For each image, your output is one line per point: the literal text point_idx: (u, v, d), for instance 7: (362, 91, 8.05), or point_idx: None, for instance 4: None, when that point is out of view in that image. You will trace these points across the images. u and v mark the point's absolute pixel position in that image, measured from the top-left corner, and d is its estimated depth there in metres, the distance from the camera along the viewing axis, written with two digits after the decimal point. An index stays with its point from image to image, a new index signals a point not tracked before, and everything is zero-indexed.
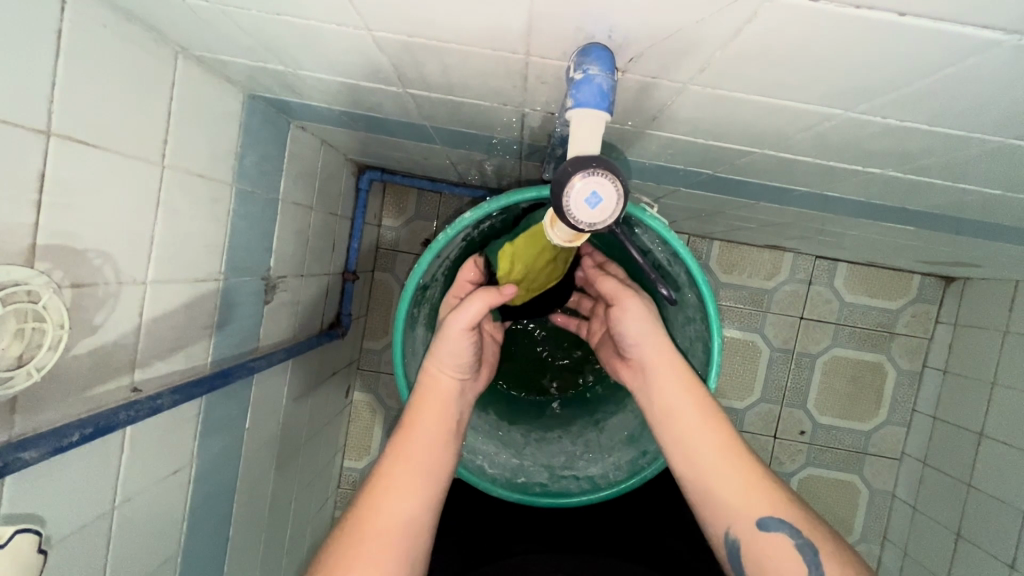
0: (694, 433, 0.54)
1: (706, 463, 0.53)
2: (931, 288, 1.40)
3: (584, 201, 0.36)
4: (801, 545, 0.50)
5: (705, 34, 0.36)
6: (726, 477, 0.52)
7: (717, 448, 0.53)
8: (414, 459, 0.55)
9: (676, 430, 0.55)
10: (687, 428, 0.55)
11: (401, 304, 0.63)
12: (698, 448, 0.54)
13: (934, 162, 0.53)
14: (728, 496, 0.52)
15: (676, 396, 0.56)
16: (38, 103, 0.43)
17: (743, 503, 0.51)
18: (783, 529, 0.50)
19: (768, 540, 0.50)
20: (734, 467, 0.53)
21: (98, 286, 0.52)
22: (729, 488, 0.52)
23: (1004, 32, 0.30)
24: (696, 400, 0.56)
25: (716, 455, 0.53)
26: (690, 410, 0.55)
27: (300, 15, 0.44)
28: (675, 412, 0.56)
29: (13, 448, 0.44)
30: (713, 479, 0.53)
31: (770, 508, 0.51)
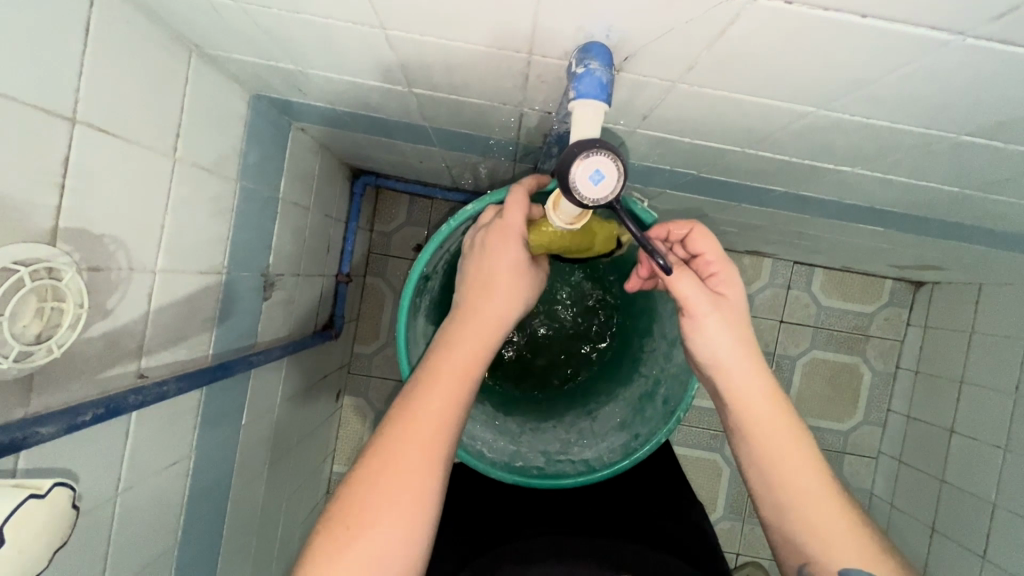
0: (787, 469, 0.53)
1: (800, 501, 0.52)
2: (902, 292, 1.46)
3: (587, 179, 0.40)
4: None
5: (692, 34, 0.40)
6: (817, 519, 0.51)
7: (812, 488, 0.52)
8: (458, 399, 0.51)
9: (769, 464, 0.53)
10: (781, 463, 0.53)
11: (406, 292, 0.66)
12: (792, 485, 0.52)
13: (898, 160, 0.58)
14: (818, 538, 0.51)
15: (773, 427, 0.53)
16: (66, 92, 0.45)
17: (834, 547, 0.50)
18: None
19: None
20: (822, 507, 0.51)
21: (111, 271, 0.53)
22: (821, 532, 0.51)
23: (948, 33, 0.35)
24: (794, 435, 0.54)
25: (811, 495, 0.52)
26: (788, 447, 0.53)
27: (319, 13, 0.47)
28: (770, 447, 0.53)
29: (31, 423, 0.45)
30: (802, 518, 0.52)
31: (860, 556, 0.50)
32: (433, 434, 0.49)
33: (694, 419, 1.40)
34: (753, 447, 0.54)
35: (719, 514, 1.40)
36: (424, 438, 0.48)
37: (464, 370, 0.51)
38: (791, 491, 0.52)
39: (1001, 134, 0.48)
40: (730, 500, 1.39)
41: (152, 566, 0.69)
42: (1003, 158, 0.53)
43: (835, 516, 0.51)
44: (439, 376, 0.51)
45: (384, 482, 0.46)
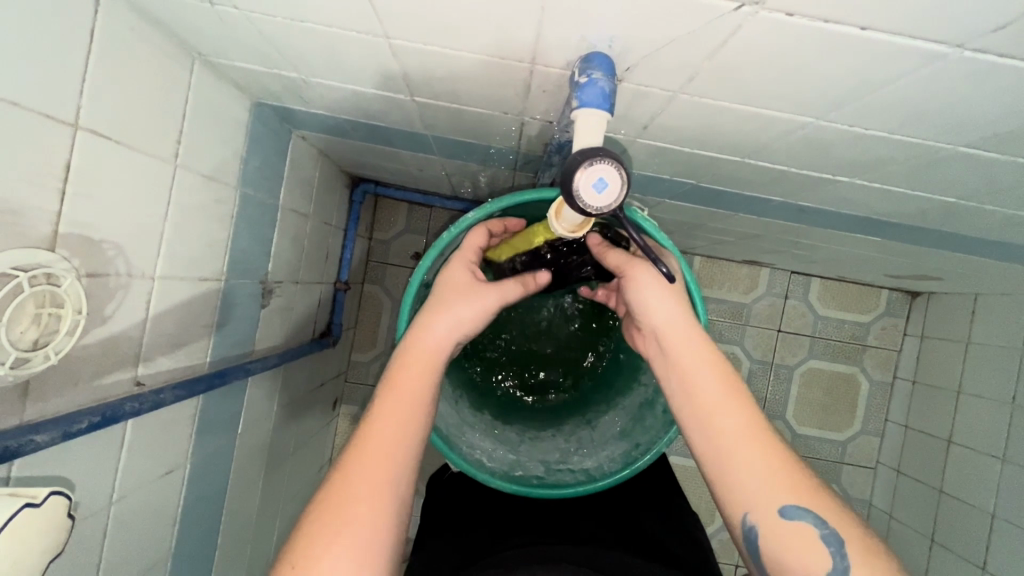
0: (709, 405, 0.52)
1: (723, 436, 0.51)
2: (898, 302, 1.47)
3: (591, 186, 0.40)
4: (824, 533, 0.46)
5: (694, 45, 0.40)
6: (744, 454, 0.50)
7: (735, 422, 0.51)
8: (408, 421, 0.53)
9: (693, 403, 0.53)
10: (703, 398, 0.53)
11: (406, 299, 0.65)
12: (721, 425, 0.51)
13: (895, 170, 0.58)
14: (747, 472, 0.49)
15: (694, 366, 0.54)
16: (68, 98, 0.45)
17: (764, 483, 0.48)
18: (800, 514, 0.47)
19: (789, 527, 0.47)
20: (754, 444, 0.50)
21: (110, 277, 0.53)
22: (745, 466, 0.49)
23: (947, 45, 0.35)
24: (716, 371, 0.54)
25: (740, 431, 0.50)
26: (710, 384, 0.53)
27: (323, 22, 0.48)
28: (693, 385, 0.53)
29: (25, 431, 0.44)
30: (727, 455, 0.50)
31: (792, 493, 0.48)
32: (383, 457, 0.50)
33: None
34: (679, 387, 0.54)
35: (718, 525, 1.39)
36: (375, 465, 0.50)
37: (410, 391, 0.53)
38: (716, 427, 0.51)
39: (997, 146, 0.48)
40: None
41: None
42: (999, 169, 0.53)
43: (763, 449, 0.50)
44: (385, 400, 0.53)
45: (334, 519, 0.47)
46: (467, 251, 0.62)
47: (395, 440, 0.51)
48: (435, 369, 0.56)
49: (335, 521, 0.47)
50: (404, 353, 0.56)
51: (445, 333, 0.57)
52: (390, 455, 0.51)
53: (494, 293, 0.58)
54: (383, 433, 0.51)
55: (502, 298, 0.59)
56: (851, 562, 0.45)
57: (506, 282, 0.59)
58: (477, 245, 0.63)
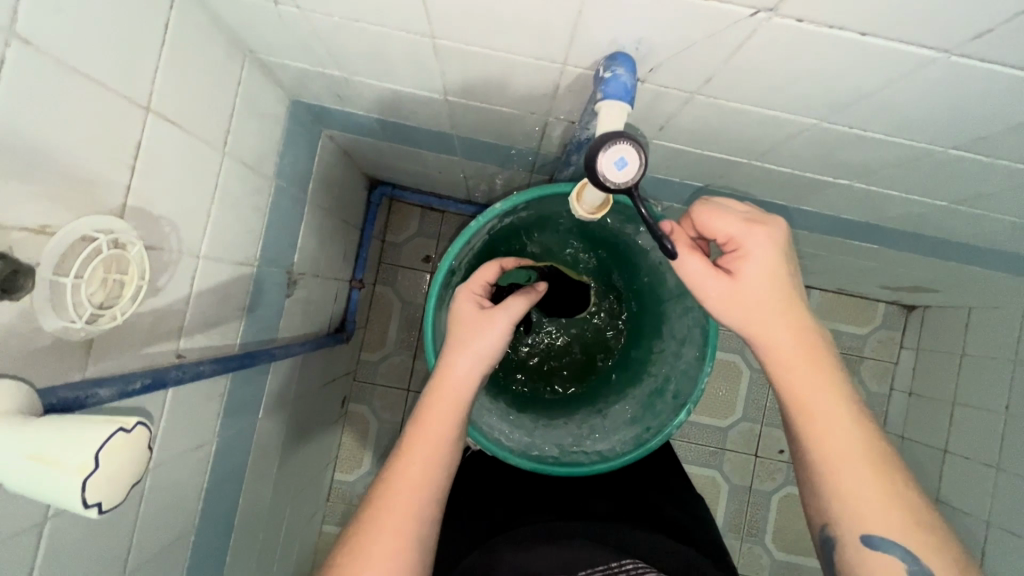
0: (829, 430, 0.49)
1: (838, 463, 0.48)
2: (894, 316, 1.51)
3: (612, 165, 0.45)
4: (915, 569, 0.45)
5: (713, 48, 0.45)
6: (861, 485, 0.47)
7: (852, 450, 0.48)
8: (434, 460, 0.55)
9: (806, 423, 0.50)
10: (821, 422, 0.49)
11: (434, 283, 0.70)
12: (826, 436, 0.49)
13: (890, 174, 0.63)
14: (859, 503, 0.47)
15: (811, 387, 0.50)
16: (143, 83, 0.50)
17: (865, 504, 0.47)
18: (902, 552, 0.46)
19: (873, 555, 0.47)
20: (858, 463, 0.48)
21: (164, 252, 0.57)
22: (862, 500, 0.47)
23: (936, 50, 0.40)
24: (834, 393, 0.50)
25: (845, 448, 0.48)
26: (828, 408, 0.49)
27: (376, 21, 0.52)
28: (810, 407, 0.50)
29: (90, 386, 0.47)
30: (841, 483, 0.48)
31: (884, 523, 0.47)
32: (407, 496, 0.52)
33: (694, 434, 1.42)
34: (792, 410, 0.51)
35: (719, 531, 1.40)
36: (401, 503, 0.52)
37: (437, 430, 0.56)
38: (835, 453, 0.48)
39: (984, 148, 0.53)
40: (729, 517, 1.40)
41: (171, 549, 0.71)
42: (988, 173, 0.58)
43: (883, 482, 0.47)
44: (414, 441, 0.55)
45: (362, 556, 0.49)
46: (473, 285, 0.64)
47: (421, 478, 0.54)
48: (459, 405, 0.58)
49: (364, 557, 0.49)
50: (429, 394, 0.58)
51: (465, 367, 0.59)
52: (414, 497, 0.53)
53: (502, 317, 0.60)
54: (410, 473, 0.53)
55: (510, 318, 0.60)
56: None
57: (514, 301, 0.61)
58: (484, 279, 0.65)
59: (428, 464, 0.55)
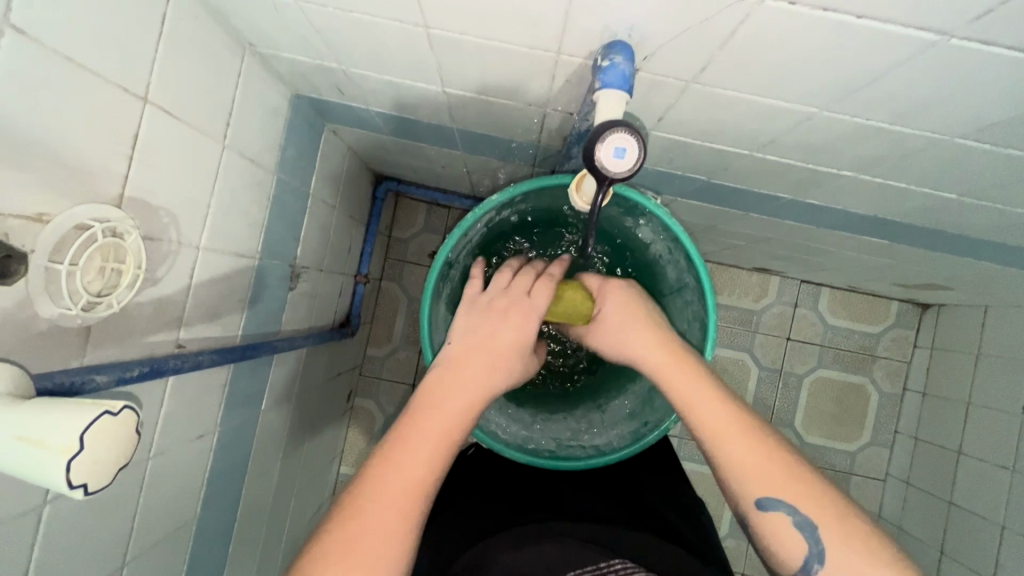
0: (705, 411, 0.52)
1: (718, 441, 0.50)
2: (909, 314, 1.48)
3: (610, 155, 0.47)
4: (799, 521, 0.46)
5: (709, 33, 0.44)
6: (740, 454, 0.49)
7: (729, 425, 0.51)
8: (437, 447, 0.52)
9: (688, 410, 0.54)
10: (698, 407, 0.53)
11: (431, 274, 0.70)
12: (704, 416, 0.52)
13: (899, 165, 0.61)
14: (743, 473, 0.49)
15: (685, 381, 0.55)
16: (140, 75, 0.51)
17: (748, 468, 0.49)
18: (786, 508, 0.47)
19: (768, 518, 0.48)
20: (734, 433, 0.50)
21: (162, 243, 0.58)
22: (742, 465, 0.49)
23: (934, 33, 0.39)
24: (703, 383, 0.55)
25: (720, 423, 0.51)
26: (702, 394, 0.54)
27: (370, 12, 0.53)
28: (689, 397, 0.54)
29: (87, 371, 0.48)
30: (724, 459, 0.50)
31: (773, 483, 0.48)
32: (406, 487, 0.49)
33: None
34: (680, 407, 0.55)
35: (725, 530, 1.39)
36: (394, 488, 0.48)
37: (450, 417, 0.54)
38: (713, 431, 0.51)
39: (994, 137, 0.51)
40: (736, 517, 1.39)
41: (173, 538, 0.72)
42: (998, 163, 0.56)
43: (762, 450, 0.49)
44: (425, 427, 0.52)
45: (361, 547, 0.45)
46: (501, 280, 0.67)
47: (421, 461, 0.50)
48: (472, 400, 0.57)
49: (352, 544, 0.45)
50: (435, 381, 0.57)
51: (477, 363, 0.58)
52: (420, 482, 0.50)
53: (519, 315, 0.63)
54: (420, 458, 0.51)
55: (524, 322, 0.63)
56: (826, 547, 0.45)
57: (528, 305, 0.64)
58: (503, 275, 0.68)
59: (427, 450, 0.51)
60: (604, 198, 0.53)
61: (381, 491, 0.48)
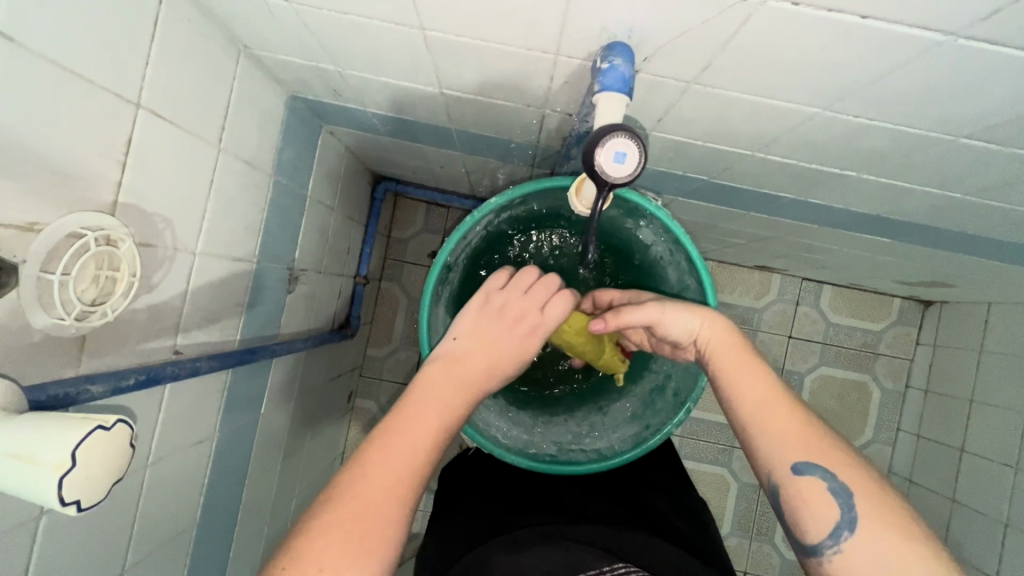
0: (746, 378, 0.52)
1: (758, 404, 0.50)
2: (911, 311, 1.47)
3: (610, 159, 0.46)
4: (834, 487, 0.44)
5: (710, 34, 0.43)
6: (780, 422, 0.48)
7: (772, 392, 0.50)
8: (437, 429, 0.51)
9: (729, 381, 0.53)
10: (742, 374, 0.52)
11: (430, 279, 0.70)
12: (745, 382, 0.52)
13: (903, 163, 0.60)
14: (781, 439, 0.47)
15: (728, 351, 0.55)
16: (133, 80, 0.50)
17: (787, 432, 0.47)
18: (824, 475, 0.45)
19: (803, 483, 0.45)
20: (777, 399, 0.50)
21: (158, 249, 0.57)
22: (781, 430, 0.48)
23: (942, 33, 0.38)
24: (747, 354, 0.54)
25: (762, 389, 0.51)
26: (747, 364, 0.53)
27: (365, 14, 0.52)
28: (733, 371, 0.53)
29: (82, 381, 0.47)
30: (762, 425, 0.49)
31: (810, 448, 0.46)
32: (406, 458, 0.48)
33: (704, 432, 1.40)
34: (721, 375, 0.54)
35: (727, 529, 1.39)
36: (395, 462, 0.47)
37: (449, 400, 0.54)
38: (754, 399, 0.50)
39: (999, 136, 0.50)
40: (739, 516, 1.38)
41: (172, 544, 0.71)
42: (1004, 162, 0.55)
43: (804, 423, 0.48)
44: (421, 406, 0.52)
45: (351, 514, 0.43)
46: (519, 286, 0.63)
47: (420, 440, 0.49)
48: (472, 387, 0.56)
49: (348, 511, 0.43)
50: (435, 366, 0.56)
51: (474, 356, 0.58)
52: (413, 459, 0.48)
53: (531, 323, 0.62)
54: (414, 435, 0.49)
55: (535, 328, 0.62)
56: (861, 515, 0.42)
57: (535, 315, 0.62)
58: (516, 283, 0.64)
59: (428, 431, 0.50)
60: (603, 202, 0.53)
61: (377, 460, 0.46)
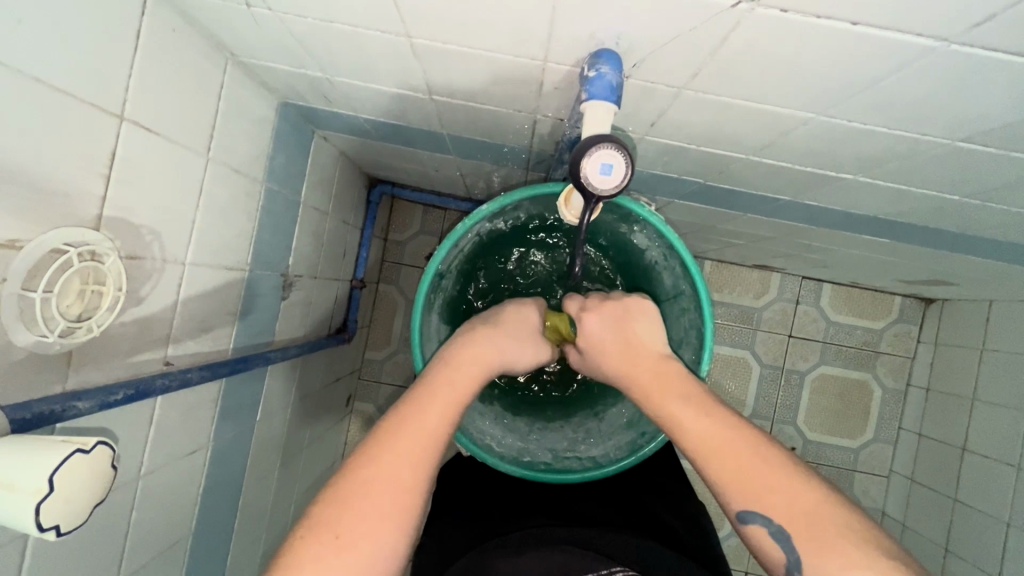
0: (681, 424, 0.51)
1: (695, 452, 0.49)
2: (912, 309, 1.46)
3: (596, 170, 0.47)
4: (775, 531, 0.44)
5: (698, 40, 0.43)
6: (717, 468, 0.47)
7: (704, 436, 0.49)
8: (447, 418, 0.51)
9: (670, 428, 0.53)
10: (677, 420, 0.52)
11: (421, 287, 0.69)
12: (682, 428, 0.51)
13: (899, 166, 0.59)
14: (722, 487, 0.47)
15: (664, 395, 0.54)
16: (115, 93, 0.49)
17: (724, 478, 0.47)
18: (762, 520, 0.44)
19: (750, 530, 0.45)
20: (711, 443, 0.48)
21: (146, 260, 0.57)
22: (719, 477, 0.47)
23: (934, 39, 0.38)
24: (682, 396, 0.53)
25: (695, 434, 0.50)
26: (682, 408, 0.52)
27: (349, 22, 0.51)
28: (673, 413, 0.52)
29: (69, 398, 0.47)
30: (704, 471, 0.48)
31: (748, 495, 0.45)
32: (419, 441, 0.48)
33: None
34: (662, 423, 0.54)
35: (728, 529, 1.38)
36: (407, 450, 0.47)
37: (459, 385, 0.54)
38: (696, 444, 0.49)
39: (996, 140, 0.50)
40: None
41: (167, 554, 0.71)
42: (1001, 165, 0.54)
43: (740, 460, 0.46)
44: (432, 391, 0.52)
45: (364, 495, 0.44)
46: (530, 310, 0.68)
47: (433, 428, 0.49)
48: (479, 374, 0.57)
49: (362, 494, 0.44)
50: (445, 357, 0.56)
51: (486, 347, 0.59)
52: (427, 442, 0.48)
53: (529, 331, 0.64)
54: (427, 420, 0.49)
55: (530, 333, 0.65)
56: (802, 558, 0.42)
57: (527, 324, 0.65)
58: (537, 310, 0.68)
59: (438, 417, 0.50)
60: (591, 213, 0.52)
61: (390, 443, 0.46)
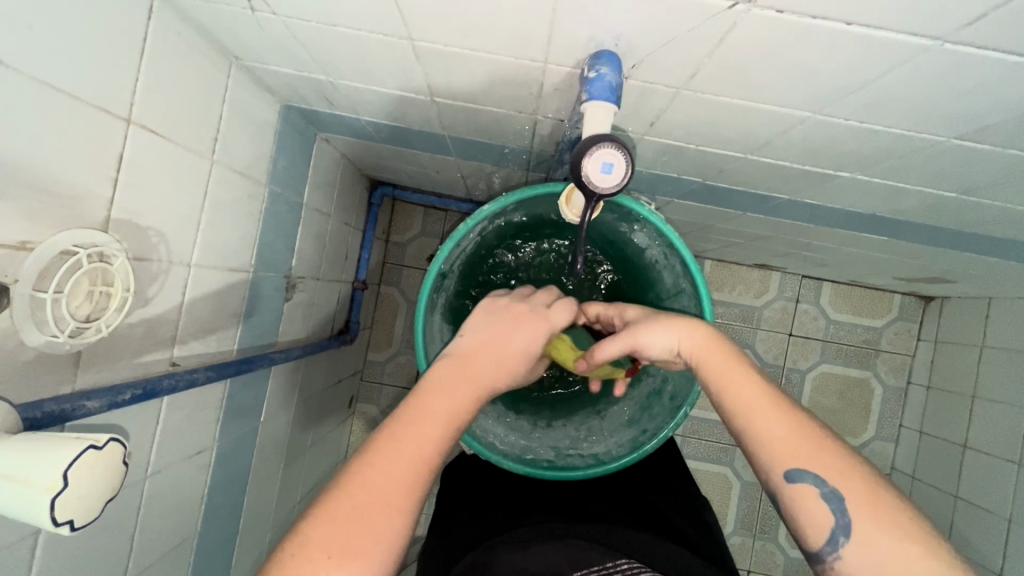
0: (733, 384, 0.50)
1: (748, 411, 0.48)
2: (911, 307, 1.47)
3: (597, 170, 0.48)
4: (826, 492, 0.43)
5: (696, 41, 0.43)
6: (762, 428, 0.46)
7: (759, 397, 0.48)
8: (445, 427, 0.49)
9: (718, 386, 0.51)
10: (729, 380, 0.50)
11: (425, 286, 0.70)
12: (732, 389, 0.50)
13: (897, 164, 0.60)
14: (767, 444, 0.46)
15: (713, 357, 0.53)
16: (123, 96, 0.50)
17: (779, 437, 0.45)
18: (813, 480, 0.43)
19: (796, 489, 0.44)
20: (765, 403, 0.47)
21: (152, 262, 0.57)
22: (773, 436, 0.46)
23: (928, 38, 0.38)
24: (732, 360, 0.52)
25: (750, 395, 0.48)
26: (734, 369, 0.51)
27: (353, 26, 0.52)
28: (726, 372, 0.51)
29: (79, 397, 0.47)
30: (753, 427, 0.47)
31: (803, 454, 0.44)
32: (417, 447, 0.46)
33: (704, 432, 1.40)
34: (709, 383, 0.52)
35: (731, 528, 1.38)
36: (402, 456, 0.45)
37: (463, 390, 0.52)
38: (743, 405, 0.48)
39: (992, 138, 0.50)
40: (741, 515, 1.38)
41: (174, 554, 0.72)
42: (996, 163, 0.55)
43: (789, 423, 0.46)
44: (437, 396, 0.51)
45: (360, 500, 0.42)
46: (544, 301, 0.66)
47: (429, 436, 0.48)
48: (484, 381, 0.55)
49: (358, 501, 0.42)
50: (452, 360, 0.55)
51: (495, 353, 0.57)
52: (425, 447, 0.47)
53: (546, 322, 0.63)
54: (426, 425, 0.48)
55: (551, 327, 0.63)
56: (853, 519, 0.41)
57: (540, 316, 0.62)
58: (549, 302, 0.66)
59: (441, 423, 0.49)
60: (591, 213, 0.53)
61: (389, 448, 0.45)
